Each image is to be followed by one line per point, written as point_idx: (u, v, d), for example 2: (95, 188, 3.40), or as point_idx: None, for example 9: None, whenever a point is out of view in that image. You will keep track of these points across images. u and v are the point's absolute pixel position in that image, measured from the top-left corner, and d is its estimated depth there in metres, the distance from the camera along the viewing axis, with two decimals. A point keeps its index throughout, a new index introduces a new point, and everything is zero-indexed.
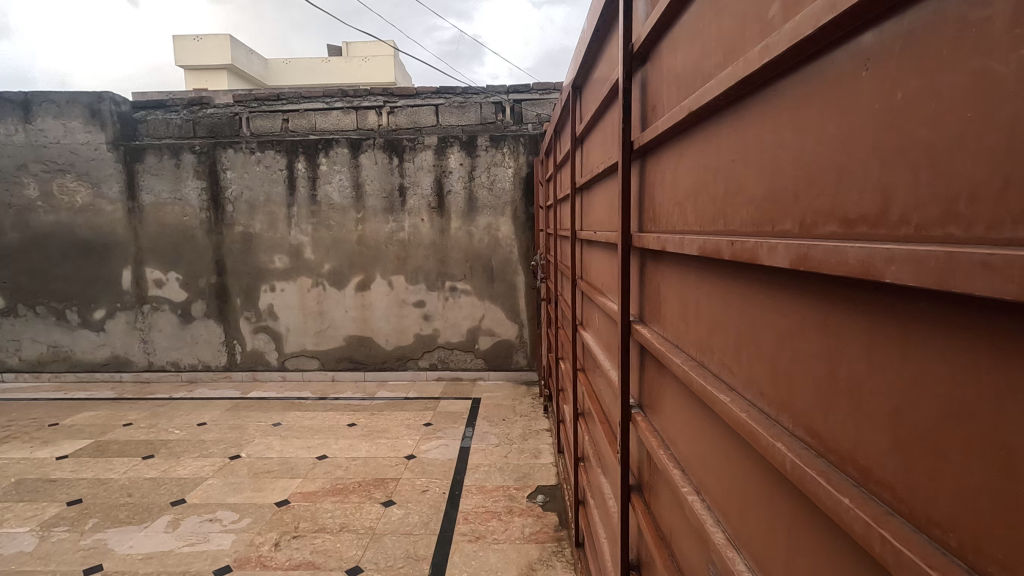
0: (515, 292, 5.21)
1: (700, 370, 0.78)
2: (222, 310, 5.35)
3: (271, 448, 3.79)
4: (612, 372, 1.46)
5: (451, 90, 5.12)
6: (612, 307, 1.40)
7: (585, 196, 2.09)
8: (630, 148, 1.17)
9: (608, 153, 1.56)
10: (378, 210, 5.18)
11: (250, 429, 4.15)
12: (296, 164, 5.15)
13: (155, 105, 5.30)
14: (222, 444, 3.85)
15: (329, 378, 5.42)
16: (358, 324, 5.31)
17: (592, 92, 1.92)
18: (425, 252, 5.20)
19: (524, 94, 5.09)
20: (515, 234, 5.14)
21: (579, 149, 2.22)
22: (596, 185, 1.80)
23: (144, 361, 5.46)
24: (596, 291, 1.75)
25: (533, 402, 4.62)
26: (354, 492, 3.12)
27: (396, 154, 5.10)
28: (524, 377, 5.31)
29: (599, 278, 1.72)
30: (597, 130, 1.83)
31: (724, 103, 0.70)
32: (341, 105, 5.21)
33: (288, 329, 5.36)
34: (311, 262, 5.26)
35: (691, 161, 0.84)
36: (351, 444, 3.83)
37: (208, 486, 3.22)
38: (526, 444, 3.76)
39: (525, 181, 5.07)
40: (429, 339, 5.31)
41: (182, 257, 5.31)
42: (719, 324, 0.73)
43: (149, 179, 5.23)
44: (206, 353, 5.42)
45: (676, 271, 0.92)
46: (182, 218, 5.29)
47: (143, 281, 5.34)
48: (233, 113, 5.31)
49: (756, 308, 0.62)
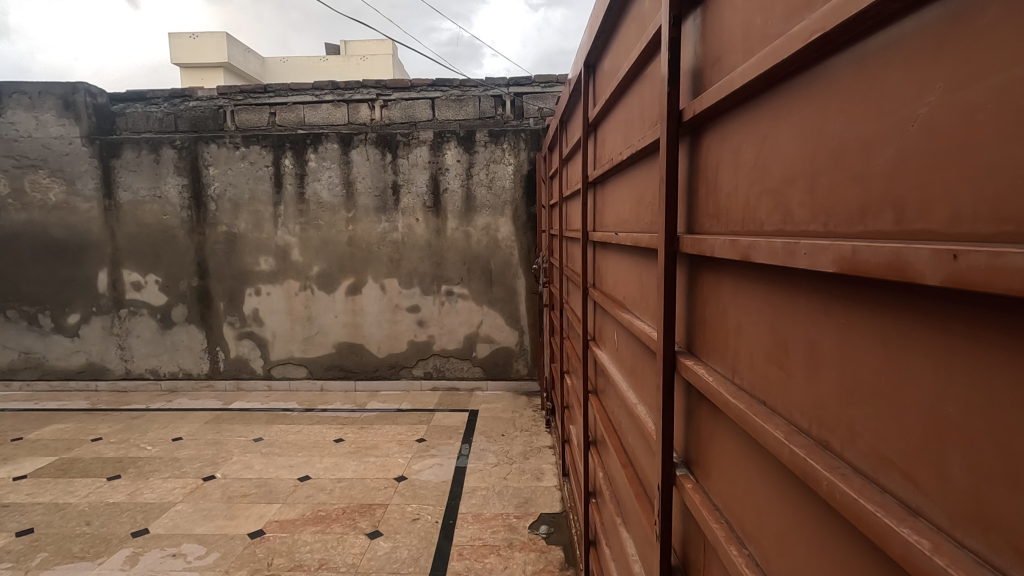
0: (515, 297, 4.91)
1: (829, 459, 0.48)
2: (204, 315, 5.05)
3: (250, 467, 3.47)
4: (644, 413, 1.15)
5: (449, 83, 4.83)
6: (643, 328, 1.10)
7: (601, 190, 1.78)
8: (678, 119, 0.86)
9: (638, 135, 1.26)
10: (370, 209, 4.89)
11: (229, 445, 3.84)
12: (283, 161, 4.85)
13: (135, 98, 5.00)
14: (196, 462, 3.53)
15: (317, 388, 5.11)
16: (349, 330, 5.00)
17: (612, 66, 1.63)
18: (420, 254, 4.90)
19: (526, 87, 4.81)
20: (516, 234, 4.84)
21: (592, 136, 1.92)
22: (617, 177, 1.49)
23: (121, 369, 5.15)
24: (615, 305, 1.45)
25: (535, 415, 4.31)
26: (338, 521, 2.81)
27: (389, 150, 4.80)
28: (525, 387, 5.01)
29: (623, 289, 1.40)
30: (618, 112, 1.53)
31: (899, 9, 0.39)
32: (331, 98, 4.94)
33: (274, 335, 5.05)
34: (298, 263, 4.96)
35: (801, 121, 0.54)
36: (337, 463, 3.52)
37: (176, 512, 2.92)
38: (527, 464, 3.45)
39: (527, 179, 4.77)
40: (424, 346, 5.00)
41: (161, 258, 5.00)
42: (874, 388, 0.43)
43: (126, 176, 4.92)
44: (188, 361, 5.12)
45: (763, 293, 0.62)
46: (162, 217, 4.97)
47: (120, 283, 5.03)
48: (218, 106, 5.00)
49: (1000, 386, 0.32)
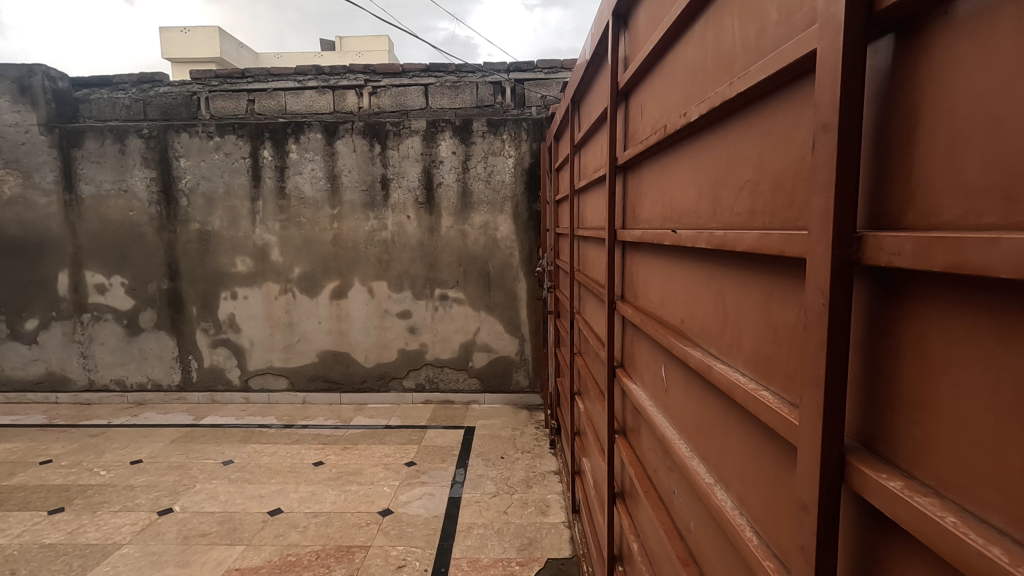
0: (515, 302, 4.49)
1: None
2: (175, 320, 4.62)
3: (215, 498, 3.04)
4: (740, 517, 0.73)
5: (443, 68, 4.44)
6: (747, 385, 0.69)
7: (635, 175, 1.38)
8: (869, 10, 0.44)
9: (714, 86, 0.84)
10: (357, 205, 4.46)
11: (195, 469, 3.41)
12: (261, 152, 4.43)
13: (100, 83, 4.60)
14: (153, 492, 3.10)
15: (299, 401, 4.68)
16: (334, 338, 4.58)
17: (655, 9, 1.22)
18: (411, 255, 4.48)
19: (528, 73, 4.42)
20: (516, 234, 4.42)
21: (622, 108, 1.50)
22: (668, 155, 1.08)
23: (84, 379, 4.71)
24: (667, 331, 1.04)
25: (537, 434, 3.90)
26: (309, 569, 2.40)
27: (378, 141, 4.37)
28: (525, 400, 4.60)
29: (682, 312, 0.99)
30: (666, 67, 1.12)
31: None
32: (315, 84, 4.55)
33: (252, 343, 4.63)
34: (279, 265, 4.53)
35: None
36: (315, 493, 3.09)
37: (121, 557, 2.49)
38: (530, 494, 3.04)
39: (529, 173, 4.35)
40: (416, 356, 4.58)
41: (127, 258, 4.56)
42: None
43: (88, 168, 4.48)
44: (157, 371, 4.69)
45: None
46: (128, 213, 4.53)
47: (82, 286, 4.59)
48: (191, 92, 4.62)
49: None
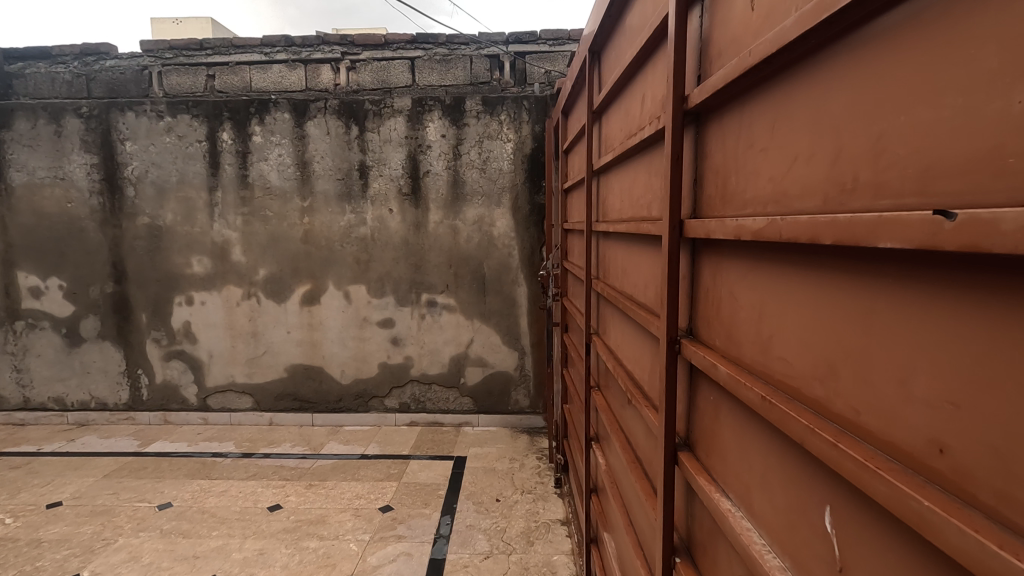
0: (514, 309, 3.88)
1: None
2: (123, 329, 4.01)
3: (137, 559, 2.43)
4: None
5: (432, 38, 3.83)
6: None
7: (728, 119, 0.76)
8: None
9: None
10: (331, 197, 3.83)
11: (123, 515, 2.80)
12: (220, 134, 3.79)
13: (37, 55, 4.02)
14: (63, 550, 2.49)
15: (265, 422, 4.08)
16: (305, 350, 3.97)
17: None
18: (394, 255, 3.86)
19: (529, 45, 3.81)
20: (516, 231, 3.80)
21: (694, 13, 0.87)
22: (862, 42, 0.47)
23: (19, 397, 4.12)
24: (886, 464, 0.42)
25: (539, 468, 3.28)
26: None
27: (355, 122, 3.74)
28: (525, 423, 3.99)
29: (945, 427, 0.38)
30: None
31: None
32: (285, 58, 3.93)
33: (210, 356, 4.02)
34: (240, 265, 3.91)
35: None
36: (263, 552, 2.48)
37: None
38: (531, 556, 2.43)
39: (531, 160, 3.73)
40: (400, 371, 3.97)
41: (66, 257, 3.95)
42: None
43: (19, 152, 3.86)
44: (102, 388, 4.09)
45: None
46: (65, 205, 3.90)
47: (15, 289, 3.98)
48: (142, 66, 4.03)
49: None
